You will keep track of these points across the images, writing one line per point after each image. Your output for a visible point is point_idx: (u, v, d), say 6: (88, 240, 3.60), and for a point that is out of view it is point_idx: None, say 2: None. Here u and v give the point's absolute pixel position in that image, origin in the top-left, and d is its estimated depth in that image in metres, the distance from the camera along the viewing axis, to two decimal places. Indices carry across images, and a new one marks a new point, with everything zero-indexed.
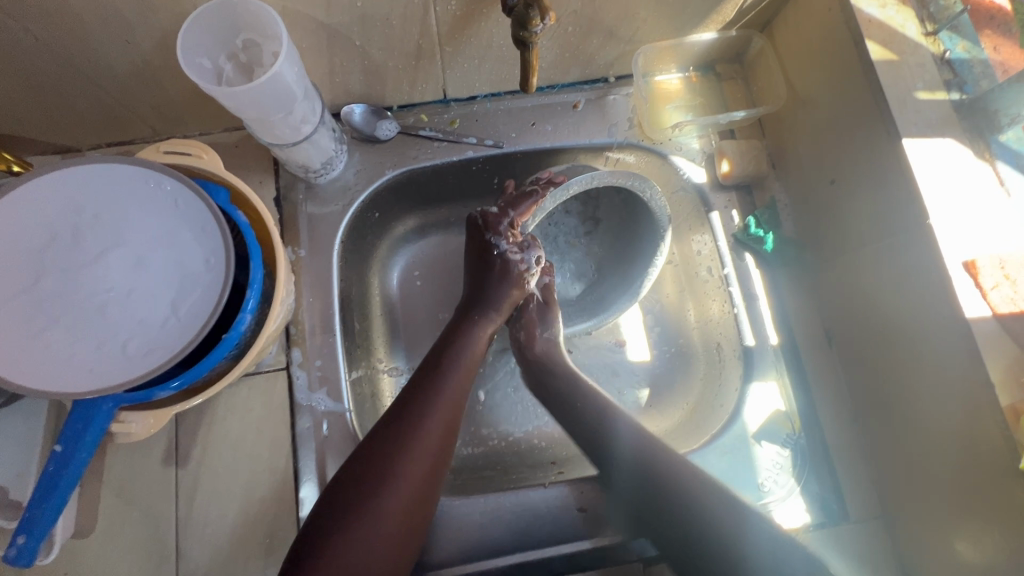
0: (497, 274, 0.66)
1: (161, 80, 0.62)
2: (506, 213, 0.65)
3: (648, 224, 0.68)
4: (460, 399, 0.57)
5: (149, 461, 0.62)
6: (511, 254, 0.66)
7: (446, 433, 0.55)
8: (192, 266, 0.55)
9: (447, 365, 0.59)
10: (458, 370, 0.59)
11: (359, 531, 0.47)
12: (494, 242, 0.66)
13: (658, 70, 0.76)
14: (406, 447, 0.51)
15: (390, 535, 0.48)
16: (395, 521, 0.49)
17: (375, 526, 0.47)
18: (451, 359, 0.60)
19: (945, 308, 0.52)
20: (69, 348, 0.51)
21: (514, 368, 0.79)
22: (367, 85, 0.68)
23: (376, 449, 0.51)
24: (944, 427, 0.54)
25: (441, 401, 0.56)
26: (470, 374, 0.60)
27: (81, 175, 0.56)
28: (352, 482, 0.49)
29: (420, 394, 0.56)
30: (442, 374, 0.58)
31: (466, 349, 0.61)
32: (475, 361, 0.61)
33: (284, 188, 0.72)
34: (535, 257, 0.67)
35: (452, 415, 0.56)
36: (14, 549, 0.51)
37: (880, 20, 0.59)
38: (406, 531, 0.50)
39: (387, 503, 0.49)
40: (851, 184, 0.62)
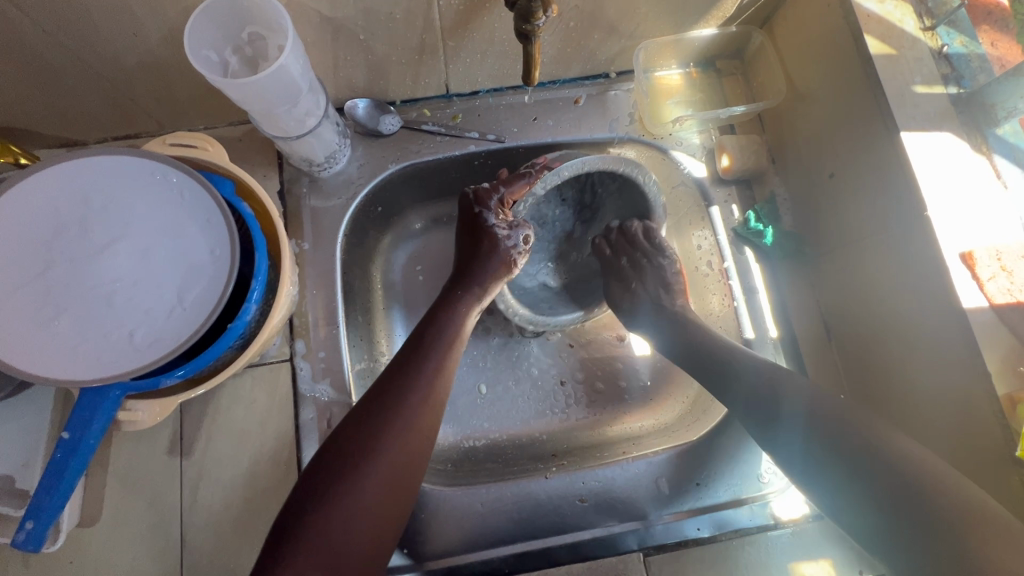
0: (485, 251, 0.66)
1: (167, 73, 0.62)
2: (496, 188, 0.66)
3: (645, 206, 0.70)
4: (441, 377, 0.58)
5: (153, 451, 0.63)
6: (499, 231, 0.65)
7: (428, 410, 0.55)
8: (197, 256, 0.55)
9: (430, 343, 0.59)
10: (440, 348, 0.60)
11: (340, 506, 0.47)
12: (484, 218, 0.66)
13: (659, 65, 0.76)
14: (386, 425, 0.52)
15: (372, 510, 0.49)
16: (376, 496, 0.50)
17: (355, 501, 0.48)
18: (434, 337, 0.60)
19: (942, 299, 0.53)
20: (76, 336, 0.52)
21: (517, 359, 0.79)
22: (371, 80, 0.69)
23: (358, 428, 0.52)
24: (943, 417, 0.55)
25: (422, 379, 0.56)
26: (453, 351, 0.60)
27: (89, 168, 0.56)
28: (333, 459, 0.50)
29: (402, 373, 0.56)
30: (425, 352, 0.58)
31: (450, 327, 0.62)
32: (458, 339, 0.62)
33: (287, 182, 0.72)
34: (522, 236, 0.66)
35: (435, 392, 0.56)
36: (22, 534, 0.52)
37: (878, 15, 0.59)
38: (389, 505, 0.51)
39: (367, 479, 0.49)
40: (849, 177, 0.63)
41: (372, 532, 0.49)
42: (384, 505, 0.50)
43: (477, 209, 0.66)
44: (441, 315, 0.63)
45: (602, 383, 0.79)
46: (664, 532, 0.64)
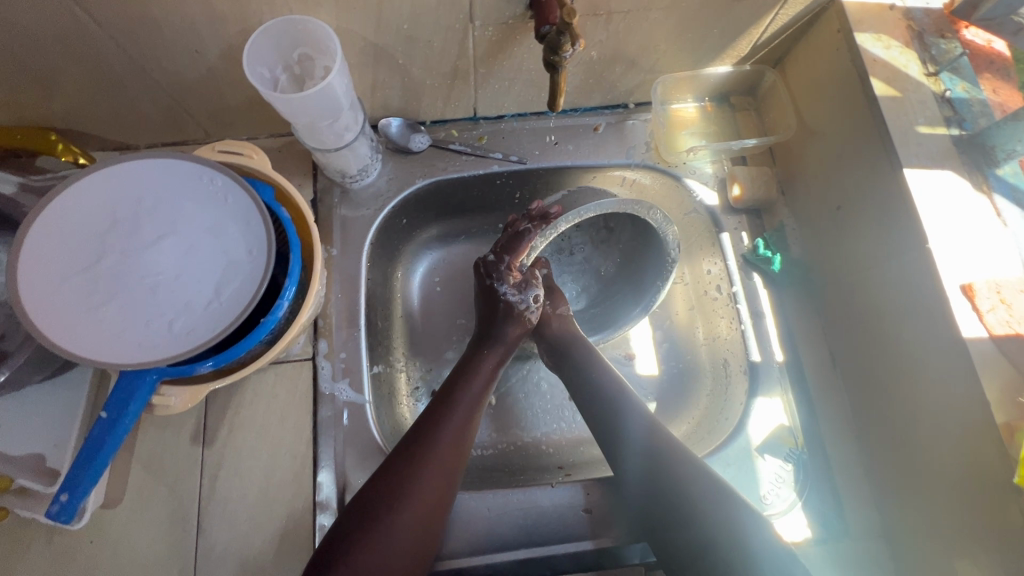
0: (500, 314, 0.69)
1: (220, 87, 0.67)
2: (501, 258, 0.67)
3: (654, 252, 0.71)
4: (470, 423, 0.61)
5: (178, 439, 0.65)
6: (511, 297, 0.69)
7: (456, 455, 0.58)
8: (236, 255, 0.59)
9: (458, 391, 0.63)
10: (470, 395, 0.63)
11: (370, 550, 0.50)
12: (496, 288, 0.69)
13: (675, 99, 0.81)
14: (419, 468, 0.56)
15: (404, 551, 0.52)
16: (408, 537, 0.53)
17: (389, 541, 0.51)
18: (463, 386, 0.64)
19: (941, 327, 0.55)
20: (121, 323, 0.56)
21: (526, 375, 0.82)
22: (405, 100, 0.74)
23: (388, 469, 0.56)
24: (941, 447, 0.56)
25: (453, 426, 0.60)
26: (478, 404, 0.63)
27: (144, 169, 0.61)
28: (367, 498, 0.54)
29: (433, 419, 0.60)
30: (455, 403, 0.62)
31: (474, 385, 0.64)
32: (483, 394, 0.65)
33: (321, 191, 0.77)
34: (533, 296, 0.69)
35: (461, 438, 0.60)
36: (56, 506, 0.54)
37: (884, 60, 0.63)
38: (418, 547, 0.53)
39: (399, 520, 0.53)
40: (856, 209, 0.65)
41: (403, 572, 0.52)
42: (413, 545, 0.53)
43: (489, 281, 0.70)
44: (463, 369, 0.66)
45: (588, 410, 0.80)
46: None
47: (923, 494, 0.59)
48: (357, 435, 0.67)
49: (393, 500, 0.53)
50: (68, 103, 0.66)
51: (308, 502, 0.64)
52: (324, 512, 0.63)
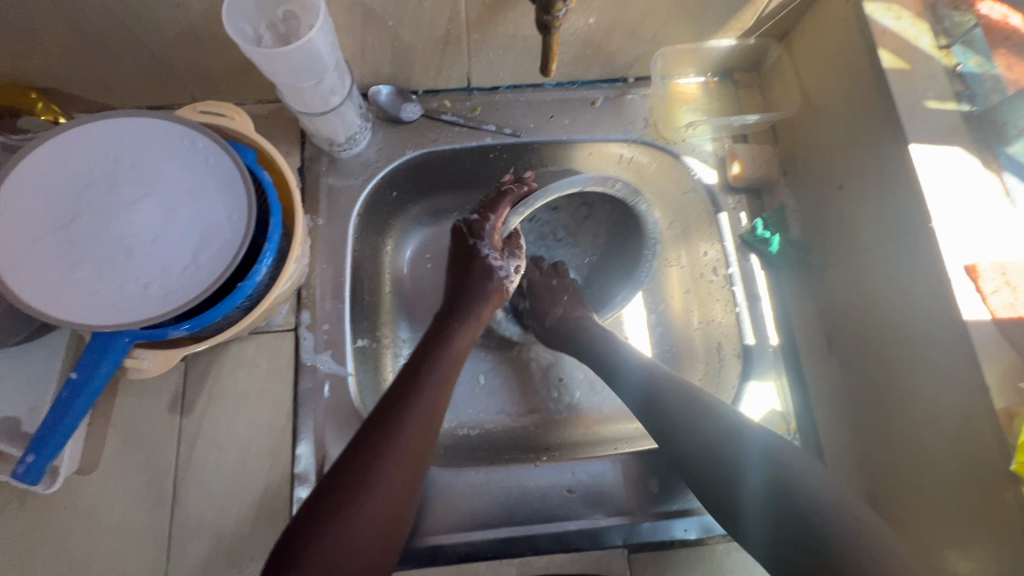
0: (478, 278, 0.65)
1: (204, 47, 0.65)
2: (486, 216, 0.65)
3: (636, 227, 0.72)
4: (443, 397, 0.56)
5: (155, 407, 0.64)
6: (493, 259, 0.66)
7: (427, 434, 0.53)
8: (215, 219, 0.58)
9: (428, 363, 0.57)
10: (443, 367, 0.58)
11: (330, 547, 0.45)
12: (477, 248, 0.66)
13: (676, 73, 0.78)
14: (385, 451, 0.50)
15: (376, 535, 0.48)
16: (372, 530, 0.47)
17: (359, 526, 0.47)
18: (434, 359, 0.58)
19: (942, 310, 0.53)
20: (95, 283, 0.54)
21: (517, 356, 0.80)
22: (396, 67, 0.71)
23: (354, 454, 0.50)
24: (937, 435, 0.54)
25: (423, 402, 0.54)
26: (452, 376, 0.58)
27: (123, 128, 0.59)
28: (333, 483, 0.48)
29: (402, 394, 0.54)
30: (426, 377, 0.56)
31: (447, 354, 0.59)
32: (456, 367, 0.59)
33: (308, 159, 0.75)
34: (514, 265, 0.68)
35: (434, 416, 0.54)
36: (23, 466, 0.53)
37: (894, 31, 0.60)
38: (384, 538, 0.48)
39: (362, 511, 0.47)
40: (858, 188, 0.63)
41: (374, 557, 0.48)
42: (384, 529, 0.49)
43: (471, 241, 0.66)
44: (433, 342, 0.60)
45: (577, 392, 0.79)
46: (650, 531, 0.63)
47: (916, 484, 0.57)
48: (338, 409, 0.65)
49: (362, 484, 0.48)
50: (48, 60, 0.64)
51: (286, 474, 0.63)
52: (302, 485, 0.62)
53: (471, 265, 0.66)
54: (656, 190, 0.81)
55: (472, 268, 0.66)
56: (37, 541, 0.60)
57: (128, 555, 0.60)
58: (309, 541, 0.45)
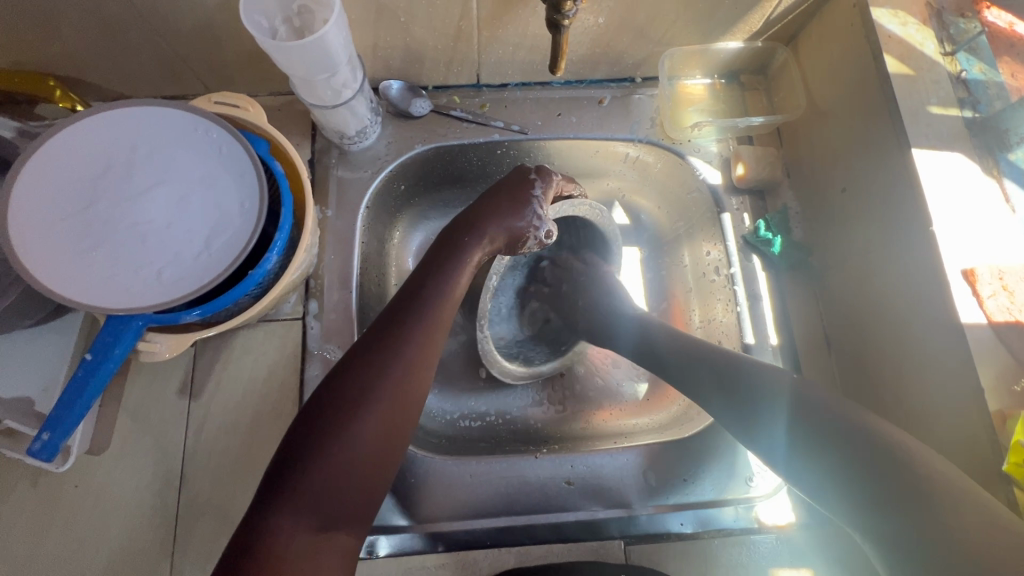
0: (509, 205, 0.63)
1: (220, 39, 0.67)
2: (559, 172, 0.68)
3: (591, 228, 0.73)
4: (447, 312, 0.56)
5: (165, 390, 0.65)
6: (540, 203, 0.64)
7: (429, 344, 0.53)
8: (228, 207, 0.59)
9: (424, 294, 0.55)
10: (449, 283, 0.57)
11: (335, 444, 0.45)
12: (532, 185, 0.65)
13: (683, 74, 0.79)
14: (388, 356, 0.50)
15: (369, 464, 0.46)
16: (376, 431, 0.47)
17: (350, 449, 0.45)
18: (438, 276, 0.57)
19: (939, 313, 0.54)
20: (110, 268, 0.56)
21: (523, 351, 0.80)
22: (406, 62, 0.73)
23: (358, 360, 0.50)
24: (932, 436, 0.55)
25: (427, 314, 0.54)
26: (457, 293, 0.57)
27: (140, 116, 0.61)
28: (321, 408, 0.47)
29: (397, 323, 0.52)
30: (429, 292, 0.56)
31: (459, 271, 0.59)
32: (455, 302, 0.57)
33: (319, 152, 0.76)
34: (547, 229, 0.64)
35: (436, 329, 0.54)
36: (38, 444, 0.55)
37: (899, 36, 0.61)
38: (388, 440, 0.48)
39: (368, 413, 0.47)
40: (861, 191, 0.64)
41: (366, 488, 0.46)
42: (377, 457, 0.47)
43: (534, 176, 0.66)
44: (445, 265, 0.58)
45: (579, 385, 0.80)
46: (647, 524, 0.64)
47: None
48: None
49: (353, 410, 0.47)
50: (67, 49, 0.66)
51: None
52: None
53: (505, 192, 0.64)
54: (662, 190, 0.83)
55: (503, 194, 0.64)
56: (49, 518, 0.61)
57: (136, 535, 0.61)
58: (299, 464, 0.44)
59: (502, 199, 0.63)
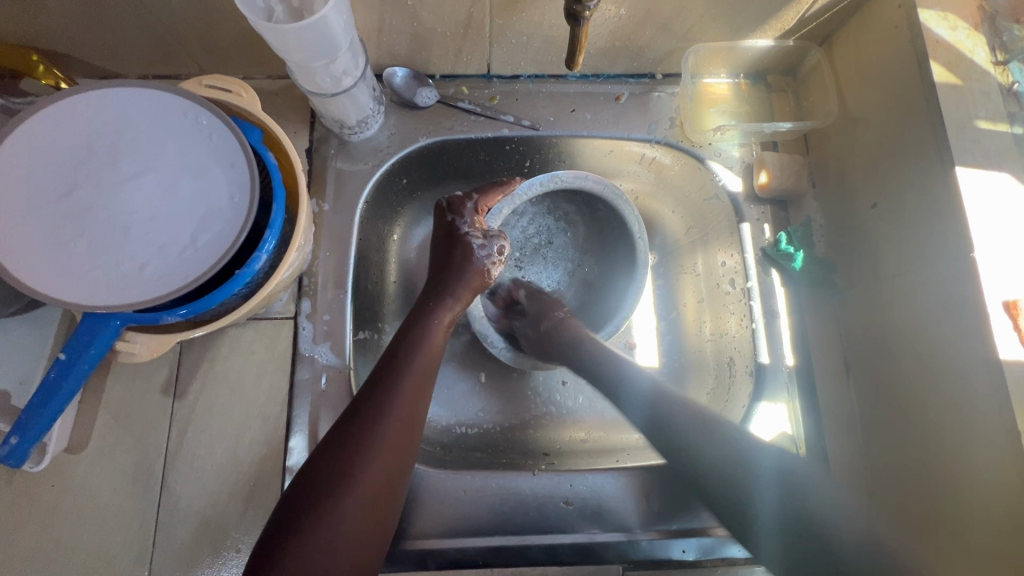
0: (457, 258, 0.64)
1: (213, 17, 0.62)
2: (470, 196, 0.67)
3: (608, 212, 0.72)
4: (424, 383, 0.56)
5: (147, 389, 0.62)
6: (474, 238, 0.65)
7: (408, 419, 0.53)
8: (216, 200, 0.55)
9: (401, 358, 0.57)
10: (421, 355, 0.58)
11: (320, 533, 0.46)
12: (457, 225, 0.66)
13: (706, 72, 0.74)
14: (369, 438, 0.51)
15: (356, 535, 0.48)
16: (361, 513, 0.48)
17: (335, 527, 0.47)
18: (411, 350, 0.57)
19: (975, 346, 0.50)
20: (88, 262, 0.52)
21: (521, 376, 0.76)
22: (413, 49, 0.68)
23: (338, 441, 0.50)
24: (957, 474, 0.52)
25: (405, 390, 0.54)
26: (430, 363, 0.58)
27: (125, 98, 0.57)
28: (306, 485, 0.48)
29: (376, 392, 0.54)
30: (404, 365, 0.56)
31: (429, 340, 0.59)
32: (431, 365, 0.58)
33: (317, 141, 0.72)
34: (497, 246, 0.66)
35: (414, 404, 0.55)
36: (6, 449, 0.52)
37: (949, 42, 0.56)
38: (374, 520, 0.49)
39: (351, 498, 0.48)
40: (893, 209, 0.60)
41: (355, 559, 0.47)
42: (365, 531, 0.48)
43: (449, 217, 0.66)
44: (412, 332, 0.59)
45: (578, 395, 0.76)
46: (647, 548, 0.62)
47: (929, 521, 0.55)
48: (334, 403, 0.63)
49: (337, 486, 0.48)
50: (50, 22, 0.61)
51: (277, 467, 0.61)
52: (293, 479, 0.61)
53: (452, 244, 0.65)
54: (678, 193, 0.79)
55: (452, 249, 0.65)
56: (23, 518, 0.59)
57: (114, 538, 0.59)
58: (287, 542, 0.45)
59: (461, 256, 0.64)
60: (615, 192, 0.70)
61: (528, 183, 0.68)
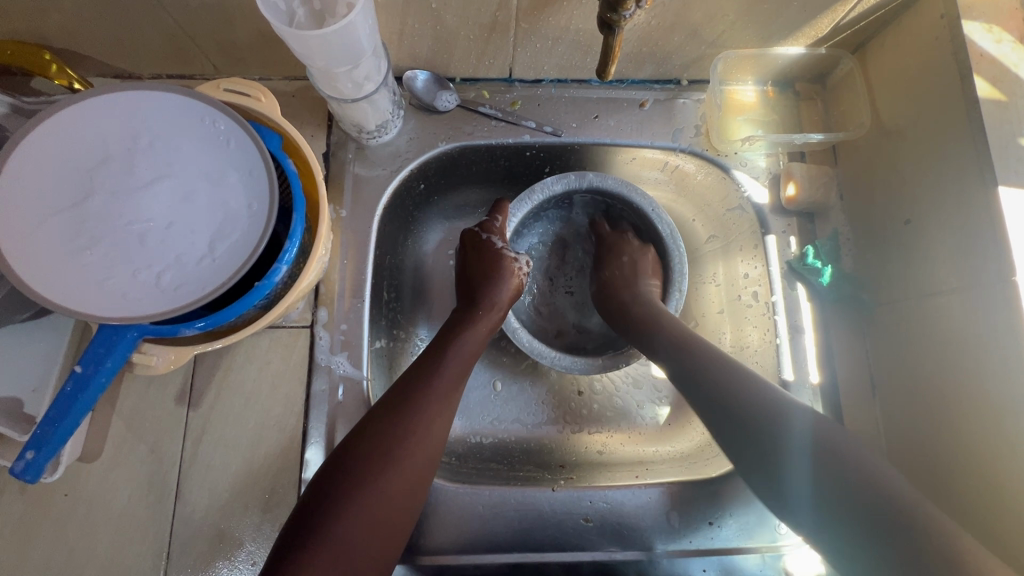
0: (483, 268, 0.66)
1: (232, 19, 0.60)
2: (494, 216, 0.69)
3: (629, 208, 0.71)
4: (458, 380, 0.58)
5: (162, 397, 0.61)
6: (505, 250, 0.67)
7: (442, 413, 0.55)
8: (235, 209, 0.54)
9: (437, 357, 0.58)
10: (457, 353, 0.59)
11: (352, 509, 0.46)
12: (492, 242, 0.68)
13: (734, 79, 0.72)
14: (403, 426, 0.52)
15: (393, 509, 0.49)
16: (391, 497, 0.49)
17: (365, 508, 0.47)
18: (447, 348, 0.59)
19: (1015, 372, 0.49)
20: (105, 271, 0.51)
21: (552, 383, 0.75)
22: (434, 52, 0.66)
23: (374, 426, 0.52)
24: (992, 498, 0.51)
25: (439, 384, 0.56)
26: (465, 363, 0.59)
27: (141, 101, 0.55)
28: (350, 457, 0.49)
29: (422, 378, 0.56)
30: (441, 361, 0.58)
31: (464, 343, 0.60)
32: (469, 360, 0.60)
33: (334, 145, 0.70)
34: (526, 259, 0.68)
35: (447, 399, 0.56)
36: (21, 463, 0.51)
37: (992, 55, 0.54)
38: (402, 506, 0.50)
39: (383, 480, 0.49)
40: (929, 225, 0.58)
41: (390, 531, 0.48)
42: (393, 515, 0.49)
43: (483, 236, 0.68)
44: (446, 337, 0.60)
45: (594, 403, 0.75)
46: (666, 567, 0.62)
47: None
48: (351, 413, 0.63)
49: (380, 462, 0.49)
50: (64, 21, 0.60)
51: (292, 479, 0.60)
52: None
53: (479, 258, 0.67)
54: (700, 203, 0.77)
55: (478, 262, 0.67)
56: (37, 528, 0.58)
57: (129, 549, 0.58)
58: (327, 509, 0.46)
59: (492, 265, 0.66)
60: (580, 179, 0.69)
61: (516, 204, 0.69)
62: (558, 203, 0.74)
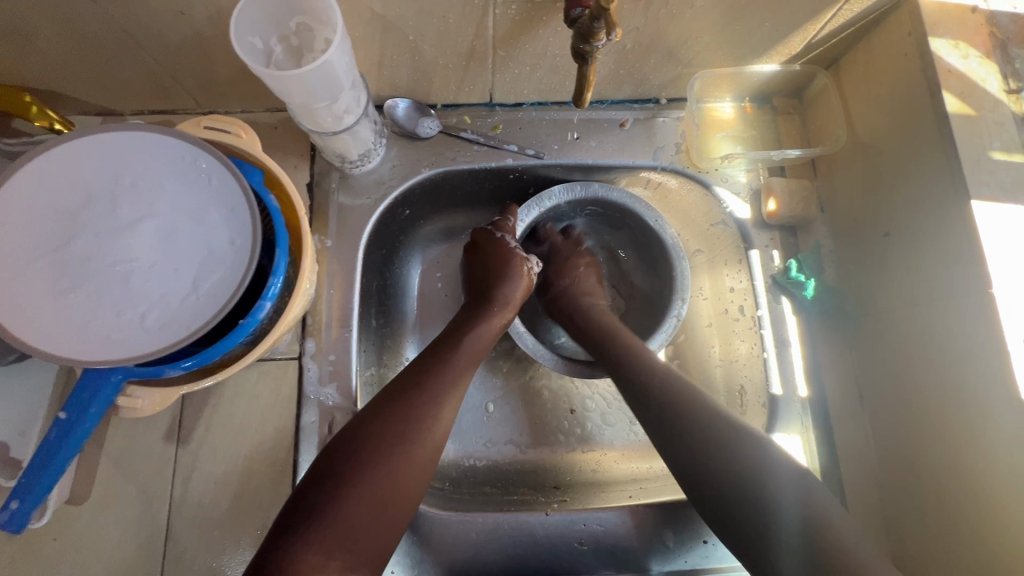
0: (494, 263, 0.67)
1: (211, 54, 0.61)
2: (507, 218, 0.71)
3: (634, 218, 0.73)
4: (466, 373, 0.58)
5: (150, 436, 0.61)
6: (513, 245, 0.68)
7: (451, 408, 0.54)
8: (218, 244, 0.54)
9: (446, 349, 0.58)
10: (467, 346, 0.59)
11: (355, 495, 0.46)
12: (505, 241, 0.69)
13: (712, 96, 0.73)
14: (412, 415, 0.52)
15: (397, 495, 0.49)
16: (396, 483, 0.49)
17: (366, 491, 0.47)
18: (459, 341, 0.59)
19: (996, 380, 0.50)
20: (88, 314, 0.51)
21: (544, 403, 0.75)
22: (414, 81, 0.67)
23: (380, 412, 0.51)
24: (978, 508, 0.52)
25: (448, 374, 0.56)
26: (475, 354, 0.60)
27: (121, 141, 0.55)
28: (357, 442, 0.49)
29: (432, 369, 0.56)
30: (451, 352, 0.58)
31: (477, 336, 0.61)
32: (477, 355, 0.60)
33: (318, 175, 0.70)
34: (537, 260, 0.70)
35: (456, 391, 0.56)
36: (6, 513, 0.50)
37: (960, 71, 0.56)
38: (405, 493, 0.49)
39: (387, 465, 0.48)
40: (908, 237, 0.59)
41: (390, 516, 0.48)
42: (394, 501, 0.48)
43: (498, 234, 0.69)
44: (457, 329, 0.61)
45: (587, 420, 0.74)
46: None
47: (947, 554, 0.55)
48: None
49: (387, 448, 0.49)
50: (43, 63, 0.60)
51: None
52: None
53: (488, 253, 0.68)
54: (685, 218, 0.77)
55: (487, 255, 0.68)
56: None
57: None
58: (327, 495, 0.46)
59: (503, 262, 0.66)
60: (587, 188, 0.70)
61: (525, 209, 0.71)
62: (568, 213, 0.76)
